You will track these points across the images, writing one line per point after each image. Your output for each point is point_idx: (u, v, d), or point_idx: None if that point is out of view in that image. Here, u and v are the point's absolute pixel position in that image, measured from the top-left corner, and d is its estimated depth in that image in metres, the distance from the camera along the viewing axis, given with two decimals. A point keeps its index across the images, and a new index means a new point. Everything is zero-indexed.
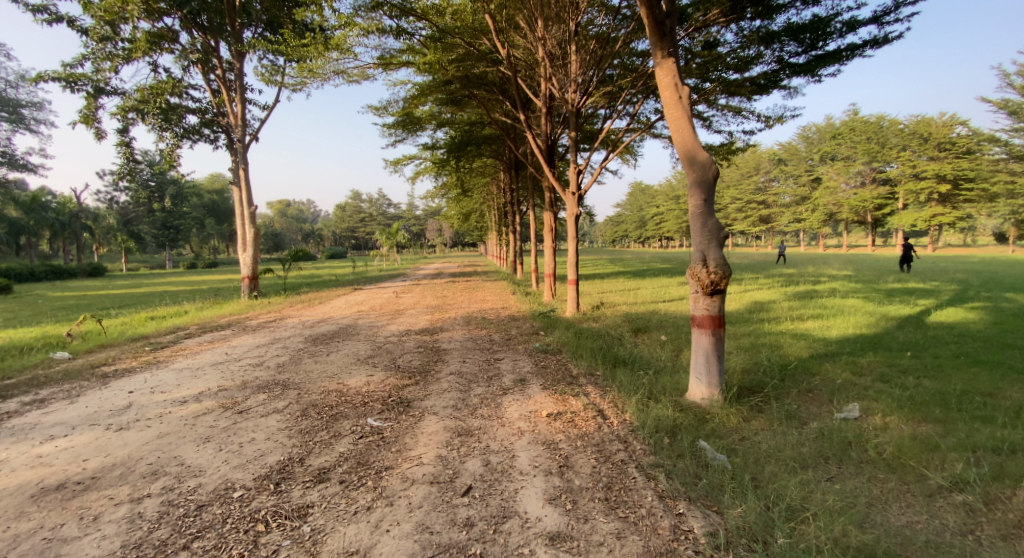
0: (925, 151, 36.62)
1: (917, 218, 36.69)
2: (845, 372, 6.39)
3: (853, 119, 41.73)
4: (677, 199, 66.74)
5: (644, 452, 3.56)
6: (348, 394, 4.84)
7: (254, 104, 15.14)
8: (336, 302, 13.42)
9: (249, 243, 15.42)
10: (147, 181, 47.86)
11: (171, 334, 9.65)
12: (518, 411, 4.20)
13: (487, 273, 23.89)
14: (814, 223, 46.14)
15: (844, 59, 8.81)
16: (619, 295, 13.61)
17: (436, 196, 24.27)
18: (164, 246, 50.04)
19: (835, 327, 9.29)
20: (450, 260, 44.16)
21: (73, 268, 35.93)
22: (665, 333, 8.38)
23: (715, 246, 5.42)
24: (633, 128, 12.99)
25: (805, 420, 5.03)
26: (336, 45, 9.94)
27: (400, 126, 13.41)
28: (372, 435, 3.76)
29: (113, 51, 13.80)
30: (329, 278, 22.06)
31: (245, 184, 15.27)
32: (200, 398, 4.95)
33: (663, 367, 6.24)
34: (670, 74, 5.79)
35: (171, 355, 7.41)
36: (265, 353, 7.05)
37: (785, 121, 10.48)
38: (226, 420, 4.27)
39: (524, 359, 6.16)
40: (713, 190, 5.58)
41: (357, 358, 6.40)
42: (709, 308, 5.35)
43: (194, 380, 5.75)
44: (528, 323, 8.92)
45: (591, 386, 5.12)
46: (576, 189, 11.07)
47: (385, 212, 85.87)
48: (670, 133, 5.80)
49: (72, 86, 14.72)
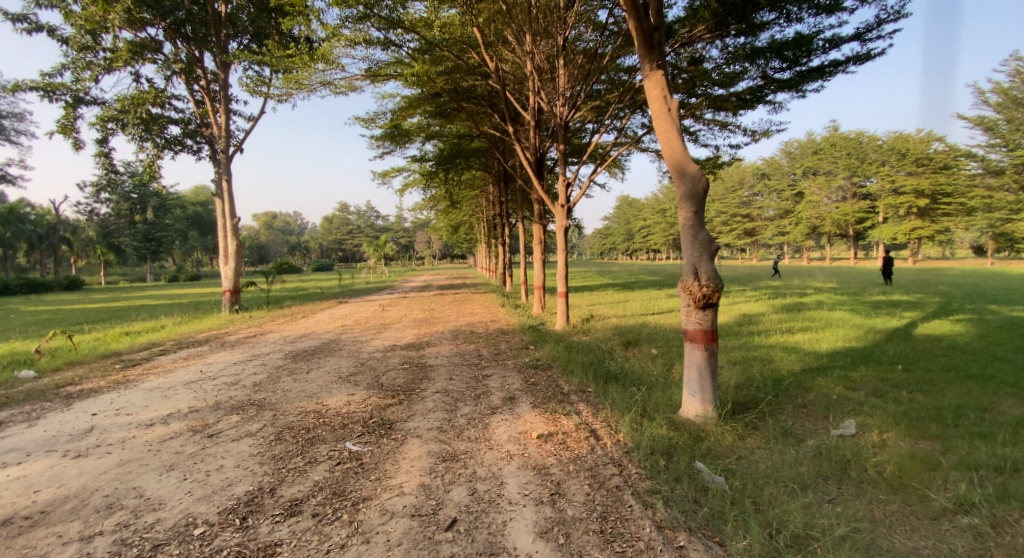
0: (904, 166, 37.32)
1: (898, 232, 37.29)
2: (840, 387, 6.25)
3: (834, 135, 42.50)
4: (664, 213, 67.32)
5: (641, 477, 3.37)
6: (327, 416, 4.58)
7: (239, 115, 14.87)
8: (320, 316, 13.10)
9: (231, 256, 15.06)
10: (128, 193, 47.04)
11: (146, 351, 9.29)
12: (508, 432, 3.98)
13: (475, 286, 23.66)
14: (797, 236, 46.69)
15: (827, 75, 8.86)
16: (608, 308, 13.47)
17: (425, 208, 24.09)
18: (145, 259, 49.09)
19: (824, 340, 9.21)
20: (438, 273, 43.83)
21: (50, 281, 35.01)
22: (656, 347, 8.21)
23: (706, 259, 5.28)
24: (620, 141, 12.97)
25: (801, 438, 4.86)
26: (322, 57, 9.78)
27: (388, 139, 13.22)
28: (350, 462, 3.52)
29: (93, 60, 13.49)
30: (314, 291, 21.71)
31: (228, 196, 14.94)
32: (168, 421, 4.69)
33: (655, 383, 6.06)
34: (659, 86, 5.70)
35: (143, 373, 7.08)
36: (243, 371, 6.76)
37: (770, 136, 10.51)
38: (194, 445, 4.01)
39: (513, 375, 5.96)
40: (703, 202, 5.46)
41: (338, 375, 6.13)
42: (701, 322, 5.20)
43: (164, 401, 5.45)
44: (517, 337, 8.72)
45: (582, 403, 4.91)
46: (565, 202, 10.97)
47: (373, 225, 85.33)
48: (660, 145, 5.69)
49: (50, 95, 14.34)
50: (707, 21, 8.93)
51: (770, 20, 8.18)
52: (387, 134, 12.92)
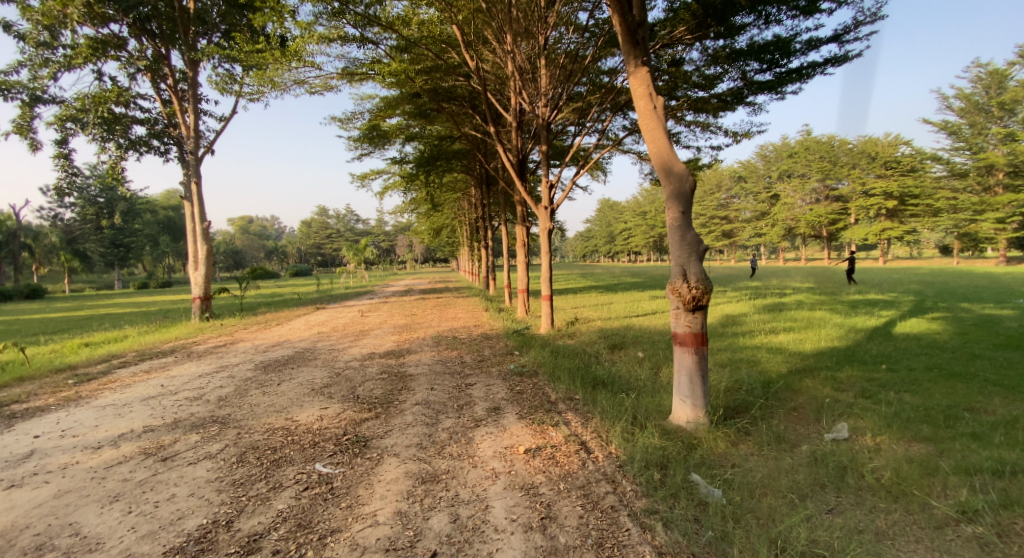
0: (873, 169, 38.22)
1: (869, 232, 38.09)
2: (830, 388, 6.11)
3: (807, 138, 43.34)
4: (643, 215, 67.83)
5: (637, 495, 3.12)
6: (297, 433, 4.24)
7: (209, 115, 14.30)
8: (295, 323, 12.62)
9: (201, 261, 14.48)
10: (95, 197, 45.43)
11: (105, 364, 8.76)
12: (493, 447, 3.70)
13: (457, 290, 23.31)
14: (773, 237, 47.44)
15: (805, 77, 8.83)
16: (592, 310, 13.25)
17: (405, 212, 23.71)
18: (112, 266, 47.41)
19: (808, 340, 9.13)
20: (420, 278, 43.21)
21: (11, 290, 33.49)
22: (642, 350, 8.01)
23: (694, 260, 5.10)
24: (602, 143, 12.82)
25: (795, 443, 4.67)
26: (295, 55, 9.41)
27: (366, 140, 12.85)
28: (319, 486, 3.20)
29: (52, 57, 12.79)
30: (292, 297, 21.12)
31: (197, 200, 14.36)
32: (119, 444, 4.32)
33: (643, 388, 5.85)
34: (644, 84, 5.51)
35: (98, 389, 6.63)
36: (208, 384, 6.34)
37: (751, 137, 10.46)
38: (145, 471, 3.67)
39: (497, 384, 5.67)
40: (690, 202, 5.28)
41: (311, 387, 5.77)
42: (691, 325, 5.00)
43: (117, 421, 5.03)
44: (501, 342, 8.43)
45: (571, 413, 4.66)
46: (548, 203, 10.74)
47: (351, 229, 84.16)
48: (645, 144, 5.49)
49: (4, 93, 13.59)
50: (686, 22, 8.81)
51: (748, 22, 8.10)
52: (365, 135, 12.55)
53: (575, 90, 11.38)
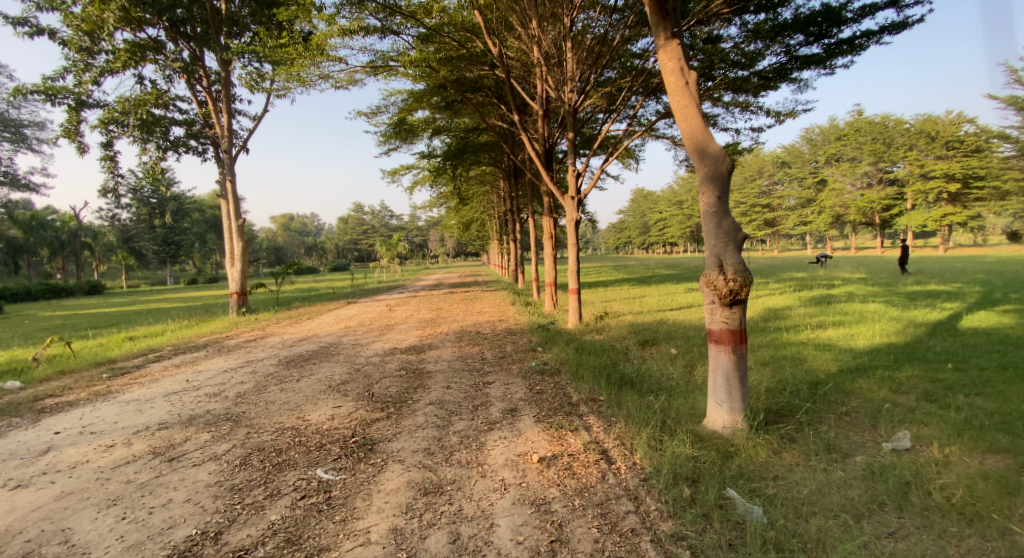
0: (933, 150, 35.76)
1: (928, 219, 35.79)
2: (886, 390, 5.56)
3: (858, 120, 40.99)
4: (682, 205, 65.99)
5: (662, 516, 2.77)
6: (305, 434, 4.06)
7: (243, 114, 14.44)
8: (326, 317, 12.67)
9: (237, 257, 14.66)
10: (148, 197, 47.38)
11: (141, 358, 8.92)
12: (505, 455, 3.42)
13: (489, 284, 23.09)
14: (820, 225, 45.24)
15: (858, 49, 8.16)
16: (625, 304, 12.78)
17: (436, 205, 23.63)
18: (164, 262, 49.48)
19: (860, 336, 8.44)
20: (452, 271, 43.27)
21: (73, 286, 35.34)
22: (675, 346, 7.55)
23: (732, 250, 4.67)
24: (633, 130, 12.29)
25: (848, 453, 4.21)
26: (319, 50, 9.29)
27: (394, 135, 12.72)
28: (316, 495, 2.99)
29: (94, 62, 13.16)
30: (327, 292, 21.40)
31: (232, 197, 14.57)
32: (132, 441, 4.24)
33: (675, 388, 5.46)
34: (675, 57, 5.07)
35: (128, 383, 6.71)
36: (229, 380, 6.28)
37: (795, 116, 9.77)
38: (149, 472, 3.56)
39: (518, 382, 5.38)
40: (727, 186, 4.83)
41: (328, 383, 5.62)
42: (728, 321, 4.59)
43: (136, 417, 4.99)
44: (525, 337, 8.13)
45: (593, 416, 4.33)
46: (576, 193, 10.33)
47: (388, 224, 85.38)
48: (676, 123, 5.08)
49: (53, 99, 14.12)
50: None
51: None
52: (393, 130, 12.41)
53: (604, 76, 10.93)
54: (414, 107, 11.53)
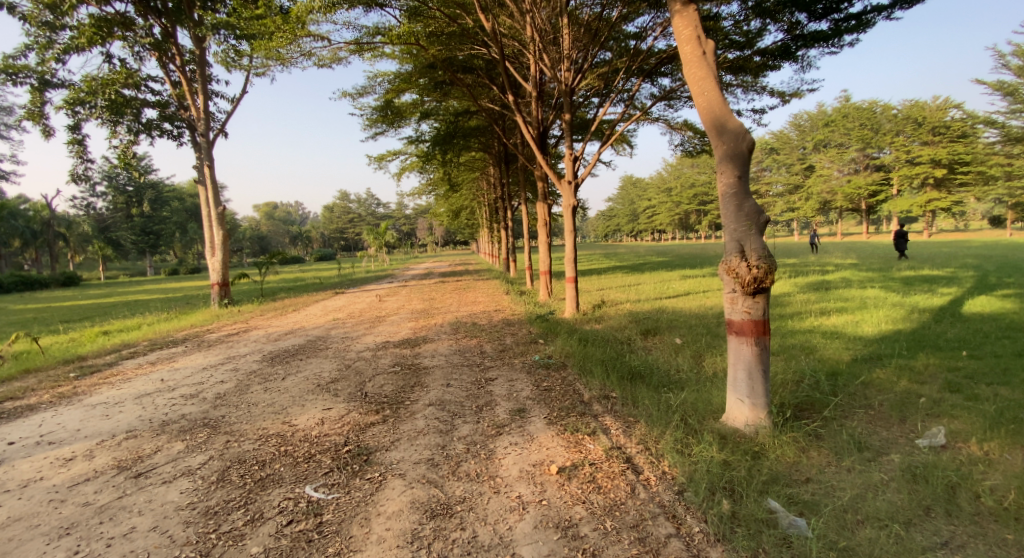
0: (919, 136, 35.83)
1: (913, 204, 35.82)
2: (906, 379, 5.26)
3: (846, 105, 40.98)
4: (670, 192, 65.91)
5: (708, 540, 2.45)
6: (292, 442, 3.65)
7: (219, 95, 13.71)
8: (312, 309, 12.17)
9: (217, 247, 14.00)
10: (124, 185, 45.76)
11: (114, 355, 8.37)
12: (518, 465, 3.04)
13: (480, 273, 22.66)
14: (807, 212, 45.35)
15: (865, 25, 7.78)
16: (620, 292, 12.45)
17: (424, 193, 23.09)
18: (144, 253, 48.15)
19: (866, 323, 8.16)
20: (439, 260, 42.63)
21: (47, 278, 34.18)
22: (680, 336, 7.21)
23: (755, 234, 4.31)
24: (629, 113, 11.89)
25: (881, 451, 3.89)
26: (297, 24, 8.70)
27: (380, 119, 12.18)
28: (305, 520, 2.62)
29: (57, 39, 12.33)
30: (313, 282, 20.79)
31: (211, 183, 13.90)
32: (95, 453, 3.81)
33: (689, 382, 5.11)
34: (692, 24, 4.66)
35: (97, 384, 6.21)
36: (208, 379, 5.80)
37: (798, 97, 9.43)
38: (111, 492, 3.15)
39: (522, 378, 5.00)
40: (748, 165, 4.46)
41: (316, 382, 5.18)
42: (750, 311, 4.24)
43: (102, 424, 4.52)
44: (524, 328, 7.72)
45: (609, 415, 3.97)
46: (572, 177, 9.88)
47: (373, 212, 84.19)
48: (692, 98, 4.69)
49: (14, 78, 13.25)
50: None
51: None
52: (379, 113, 11.85)
53: (599, 57, 10.54)
54: (402, 88, 10.98)
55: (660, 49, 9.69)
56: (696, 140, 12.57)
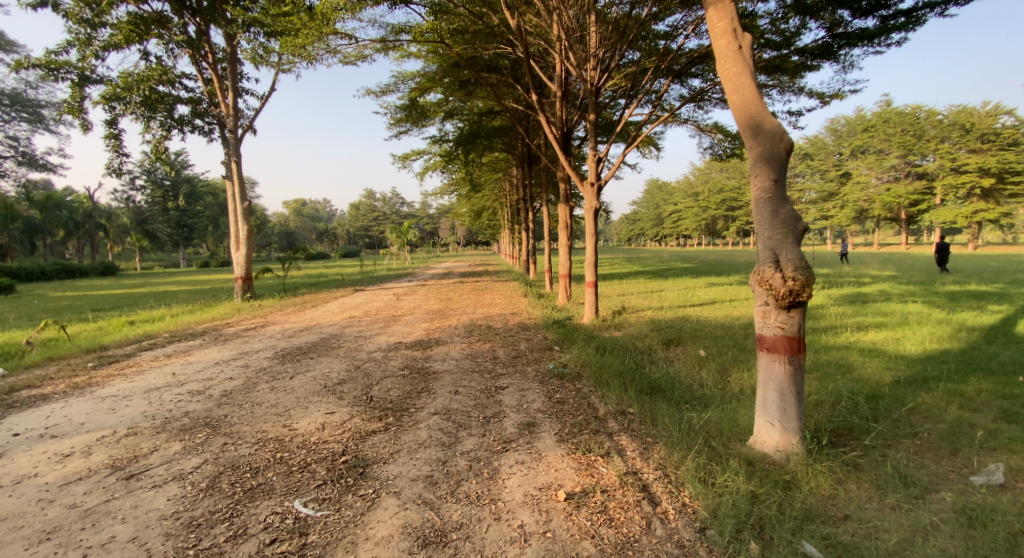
0: (966, 143, 34.23)
1: (957, 214, 34.21)
2: (955, 406, 4.83)
3: (887, 111, 39.47)
4: (698, 197, 64.69)
5: None
6: (289, 448, 3.47)
7: (249, 93, 13.83)
8: (330, 306, 12.14)
9: (242, 241, 14.10)
10: (161, 179, 47.02)
11: (134, 345, 8.42)
12: (522, 488, 2.81)
13: (500, 274, 22.45)
14: (843, 220, 43.85)
15: (916, 22, 7.32)
16: (643, 298, 12.07)
17: (446, 193, 23.01)
18: (178, 245, 49.47)
19: (908, 341, 7.63)
20: (461, 260, 42.67)
21: (86, 267, 35.35)
22: (704, 347, 6.84)
23: (791, 243, 3.98)
24: (657, 114, 11.52)
25: (930, 489, 3.52)
26: (324, 22, 8.61)
27: (405, 117, 12.07)
28: (289, 540, 2.43)
29: (95, 36, 12.58)
30: (334, 278, 20.90)
31: (238, 178, 14.03)
32: (92, 450, 3.69)
33: (714, 399, 4.78)
34: (726, 16, 4.35)
35: (111, 375, 6.19)
36: (218, 375, 5.72)
37: (840, 98, 8.95)
38: (100, 495, 3.01)
39: (534, 388, 4.75)
40: (785, 168, 4.13)
41: (323, 383, 5.02)
42: (785, 326, 3.91)
43: (106, 418, 4.42)
44: (540, 334, 7.47)
45: (625, 434, 3.69)
46: (595, 179, 9.58)
47: (398, 211, 84.85)
48: (725, 95, 4.38)
49: (55, 74, 13.59)
50: None
51: None
52: (404, 111, 11.74)
53: (627, 57, 10.24)
54: (427, 87, 10.84)
55: (692, 48, 9.35)
56: (727, 143, 12.12)
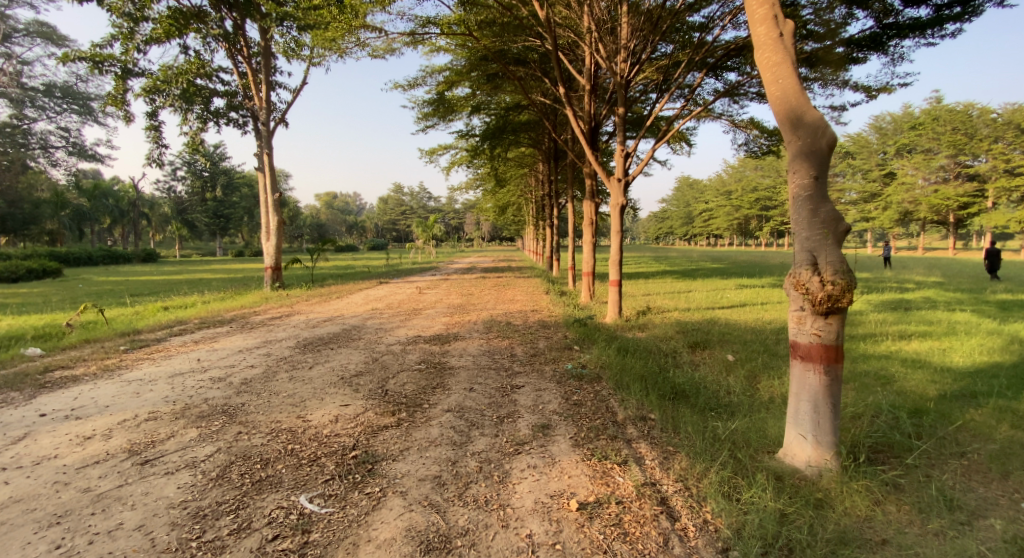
0: (1022, 143, 32.35)
1: (1010, 219, 32.43)
2: (1007, 424, 4.48)
3: (937, 108, 37.63)
4: (731, 196, 63.17)
5: None
6: (300, 440, 3.43)
7: (282, 87, 14.03)
8: (355, 297, 12.24)
9: (272, 232, 14.34)
10: (201, 170, 48.46)
11: (165, 330, 8.62)
12: (533, 495, 2.72)
13: (525, 270, 22.32)
14: (885, 223, 42.13)
15: (973, 12, 6.89)
16: (669, 299, 11.79)
17: (473, 188, 22.98)
18: (215, 234, 50.99)
19: (954, 352, 7.18)
20: (487, 255, 42.71)
21: (129, 253, 36.72)
22: (732, 352, 6.58)
23: (830, 244, 3.73)
24: (691, 109, 11.18)
25: (977, 515, 3.27)
26: (354, 15, 8.60)
27: (433, 111, 12.03)
28: (291, 537, 2.39)
29: (138, 29, 12.90)
30: (361, 270, 21.12)
31: (269, 170, 14.25)
32: (113, 434, 3.72)
33: (741, 407, 4.57)
34: (766, 3, 4.12)
35: (139, 359, 6.33)
36: (239, 363, 5.77)
37: (888, 93, 8.49)
38: (113, 480, 3.01)
39: (552, 389, 4.62)
40: (826, 165, 3.88)
41: (341, 375, 5.00)
42: (821, 334, 3.68)
43: (130, 402, 4.48)
44: (561, 332, 7.32)
45: (645, 442, 3.54)
46: (622, 174, 9.33)
47: (427, 205, 85.55)
48: (763, 87, 4.15)
49: (99, 66, 14.02)
50: None
51: None
52: (432, 105, 11.69)
53: (660, 50, 9.97)
54: (456, 80, 10.76)
55: (729, 40, 9.01)
56: (763, 140, 11.69)
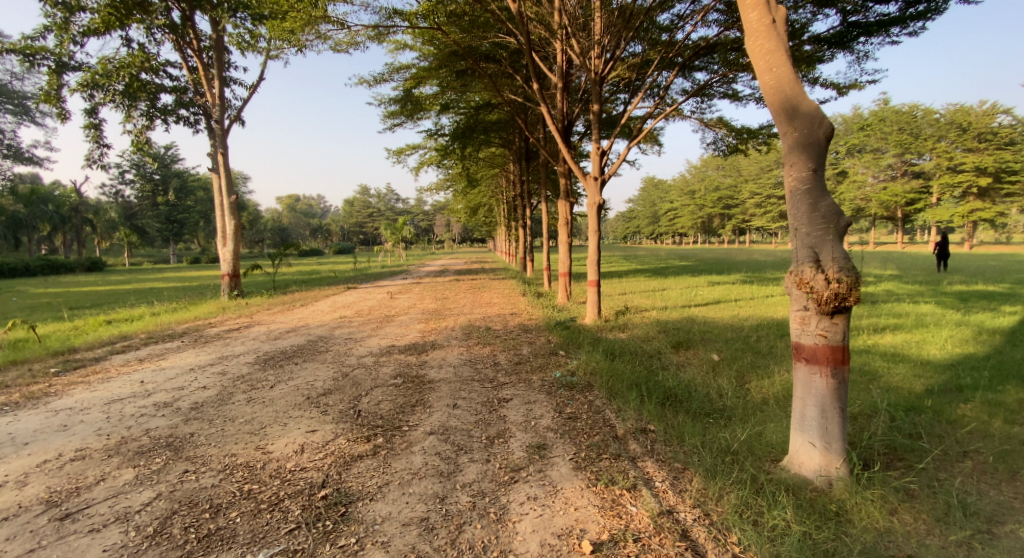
0: (963, 142, 34.05)
1: (953, 214, 34.14)
2: (1000, 419, 4.39)
3: (885, 109, 39.24)
4: (693, 196, 64.57)
5: None
6: (259, 478, 2.97)
7: (237, 83, 13.21)
8: (320, 305, 11.59)
9: (229, 237, 13.51)
10: (151, 173, 46.07)
11: (106, 348, 7.83)
12: (538, 537, 2.38)
13: (496, 271, 21.93)
14: None
15: (936, 10, 6.93)
16: (645, 297, 11.62)
17: (441, 188, 22.46)
18: (167, 240, 48.55)
19: (929, 344, 7.20)
20: (456, 257, 42.01)
21: (72, 262, 34.48)
22: (717, 351, 6.37)
23: (832, 239, 3.50)
24: (661, 107, 11.04)
25: (997, 521, 3.09)
26: (314, 5, 8.05)
27: (399, 109, 11.52)
28: None
29: (74, 20, 11.88)
30: (326, 275, 20.27)
31: (224, 171, 13.42)
32: (29, 480, 3.15)
33: (739, 412, 4.33)
34: None
35: (73, 383, 5.62)
36: (190, 384, 5.15)
37: (855, 90, 8.51)
38: (26, 543, 2.49)
39: (542, 401, 4.27)
40: (824, 157, 3.65)
41: (306, 394, 4.51)
42: (827, 334, 3.44)
43: (55, 437, 3.87)
44: (542, 337, 6.96)
45: (651, 459, 3.23)
46: (598, 173, 9.06)
47: (392, 208, 84.12)
48: (755, 75, 3.90)
49: (31, 60, 12.87)
50: None
51: None
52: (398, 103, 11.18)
53: (630, 48, 9.80)
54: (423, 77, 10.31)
55: (699, 38, 8.89)
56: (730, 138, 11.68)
